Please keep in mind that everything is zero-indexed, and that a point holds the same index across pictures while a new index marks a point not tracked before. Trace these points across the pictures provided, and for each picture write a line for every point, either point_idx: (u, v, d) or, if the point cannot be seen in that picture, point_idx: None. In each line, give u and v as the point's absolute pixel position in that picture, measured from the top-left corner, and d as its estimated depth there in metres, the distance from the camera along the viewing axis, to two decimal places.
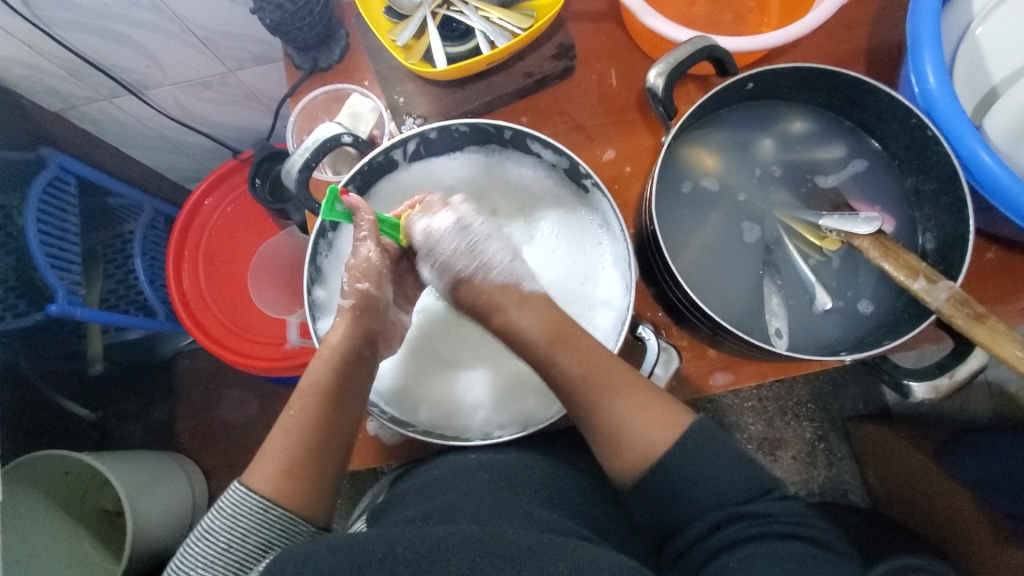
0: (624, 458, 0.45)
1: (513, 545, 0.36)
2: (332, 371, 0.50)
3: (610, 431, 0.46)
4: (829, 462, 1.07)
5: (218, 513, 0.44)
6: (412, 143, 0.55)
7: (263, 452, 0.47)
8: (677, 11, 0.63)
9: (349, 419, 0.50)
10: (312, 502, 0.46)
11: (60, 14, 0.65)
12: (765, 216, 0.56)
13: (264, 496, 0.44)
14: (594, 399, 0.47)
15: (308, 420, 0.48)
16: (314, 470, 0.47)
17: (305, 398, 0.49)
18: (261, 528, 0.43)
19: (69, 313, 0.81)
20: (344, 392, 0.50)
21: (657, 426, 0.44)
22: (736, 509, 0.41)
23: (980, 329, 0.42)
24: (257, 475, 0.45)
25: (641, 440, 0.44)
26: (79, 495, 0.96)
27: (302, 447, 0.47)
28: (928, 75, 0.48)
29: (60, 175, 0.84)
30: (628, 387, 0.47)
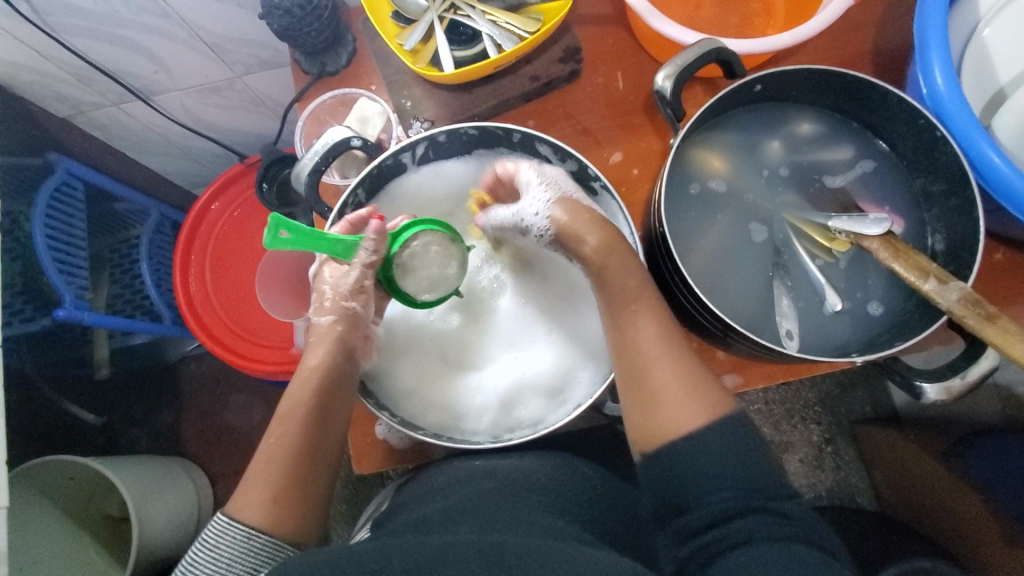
0: (649, 421, 0.45)
1: (516, 554, 0.36)
2: (309, 391, 0.51)
3: (651, 393, 0.45)
4: (837, 465, 1.07)
5: (202, 546, 0.45)
6: (421, 146, 0.55)
7: (245, 481, 0.47)
8: (684, 14, 0.64)
9: (334, 433, 0.51)
10: (300, 526, 0.47)
11: (69, 21, 0.66)
12: (773, 217, 0.56)
13: (249, 526, 0.45)
14: (652, 363, 0.46)
15: (290, 442, 0.48)
16: (301, 492, 0.47)
17: (287, 421, 0.49)
18: (246, 556, 0.44)
19: (76, 317, 0.81)
20: (326, 407, 0.51)
21: (696, 406, 0.44)
22: (756, 500, 0.40)
23: (992, 330, 0.42)
24: (241, 505, 0.46)
25: (670, 413, 0.44)
26: (84, 501, 0.96)
27: (285, 470, 0.47)
28: (935, 75, 0.48)
29: (67, 180, 0.84)
30: (684, 360, 0.46)
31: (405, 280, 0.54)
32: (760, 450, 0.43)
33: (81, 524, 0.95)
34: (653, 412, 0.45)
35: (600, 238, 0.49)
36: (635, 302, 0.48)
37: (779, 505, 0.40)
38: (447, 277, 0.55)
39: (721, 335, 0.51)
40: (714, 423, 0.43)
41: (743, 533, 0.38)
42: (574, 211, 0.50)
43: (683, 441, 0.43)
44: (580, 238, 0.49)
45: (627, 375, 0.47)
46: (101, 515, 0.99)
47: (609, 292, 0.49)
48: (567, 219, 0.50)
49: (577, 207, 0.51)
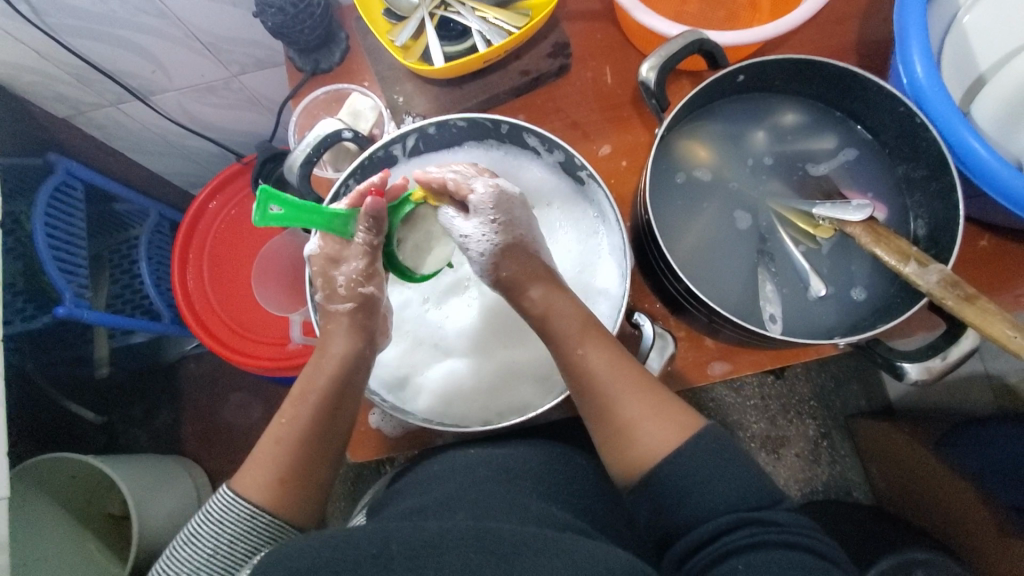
0: (623, 454, 0.46)
1: (512, 540, 0.36)
2: (331, 378, 0.51)
3: (618, 429, 0.46)
4: (833, 459, 1.07)
5: (208, 517, 0.47)
6: (411, 138, 0.56)
7: (253, 459, 0.49)
8: (670, 9, 0.65)
9: (345, 422, 0.52)
10: (300, 510, 0.48)
11: (68, 21, 0.67)
12: (758, 206, 0.57)
13: (254, 505, 0.46)
14: (612, 402, 0.47)
15: (300, 428, 0.49)
16: (304, 478, 0.48)
17: (299, 406, 0.50)
18: (247, 534, 0.46)
19: (76, 315, 0.82)
20: (342, 397, 0.51)
21: (671, 428, 0.45)
22: (743, 513, 0.40)
23: (970, 310, 0.43)
24: (248, 482, 0.47)
25: (641, 445, 0.45)
26: (85, 500, 0.98)
27: (292, 454, 0.48)
28: (916, 64, 0.49)
29: (67, 180, 0.85)
30: (643, 388, 0.47)
31: (406, 253, 0.56)
32: (745, 460, 0.43)
33: (82, 521, 0.96)
34: (630, 443, 0.45)
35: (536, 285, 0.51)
36: (580, 340, 0.49)
37: (773, 514, 0.39)
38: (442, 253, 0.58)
39: (706, 321, 0.52)
40: (689, 440, 0.44)
41: (739, 545, 0.38)
42: (513, 259, 0.52)
43: (663, 468, 0.43)
44: (524, 290, 0.52)
45: (593, 413, 0.48)
46: (102, 514, 1.00)
47: (553, 337, 0.50)
48: (503, 265, 0.52)
49: (522, 253, 0.52)
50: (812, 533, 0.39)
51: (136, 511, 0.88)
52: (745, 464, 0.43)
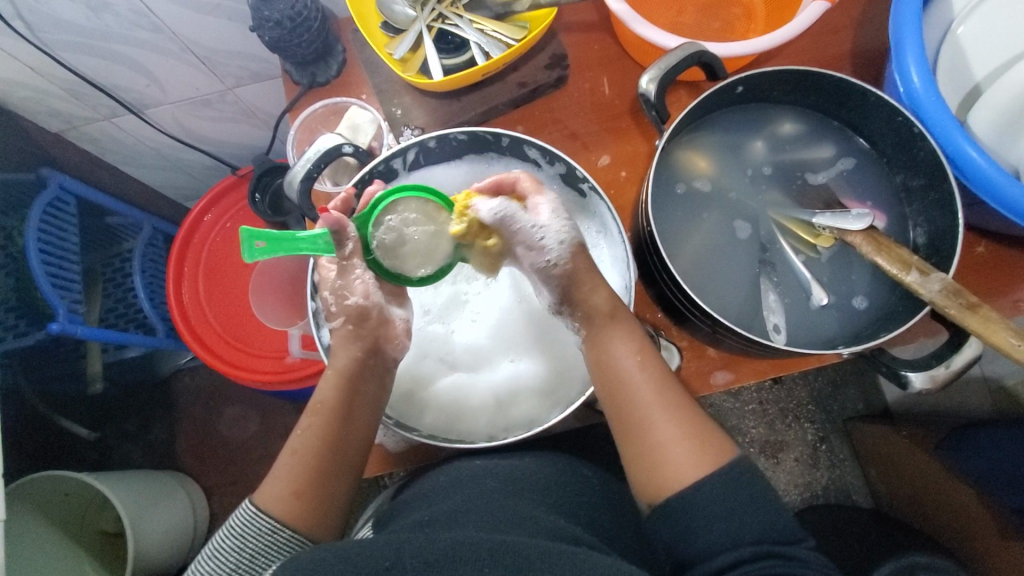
0: (652, 471, 0.45)
1: (528, 555, 0.36)
2: (337, 386, 0.52)
3: (653, 444, 0.46)
4: (832, 463, 1.07)
5: (230, 533, 0.46)
6: (411, 152, 0.56)
7: (272, 474, 0.48)
8: (667, 20, 0.65)
9: (357, 434, 0.51)
10: (320, 524, 0.47)
11: (62, 36, 0.66)
12: (759, 215, 0.57)
13: (275, 518, 0.46)
14: (653, 414, 0.47)
15: (314, 440, 0.49)
16: (320, 489, 0.48)
17: (312, 418, 0.51)
18: (268, 549, 0.45)
19: (70, 331, 0.81)
20: (352, 409, 0.51)
21: (699, 457, 0.44)
22: (764, 546, 0.40)
23: (973, 318, 0.43)
24: (268, 495, 0.47)
25: (675, 464, 0.45)
26: (78, 519, 0.95)
27: (308, 466, 0.48)
28: (912, 74, 0.50)
29: (60, 195, 0.84)
30: (684, 413, 0.47)
31: (395, 259, 0.52)
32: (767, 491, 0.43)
33: (76, 538, 0.94)
34: (657, 466, 0.45)
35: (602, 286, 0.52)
36: (637, 346, 0.50)
37: (791, 550, 0.40)
38: (437, 253, 0.52)
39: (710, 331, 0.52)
40: (716, 471, 0.43)
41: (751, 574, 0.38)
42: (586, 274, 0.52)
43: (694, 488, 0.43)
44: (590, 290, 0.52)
45: (625, 428, 0.48)
46: (96, 531, 0.98)
47: (596, 339, 0.51)
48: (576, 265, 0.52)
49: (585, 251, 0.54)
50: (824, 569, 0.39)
51: (131, 528, 0.86)
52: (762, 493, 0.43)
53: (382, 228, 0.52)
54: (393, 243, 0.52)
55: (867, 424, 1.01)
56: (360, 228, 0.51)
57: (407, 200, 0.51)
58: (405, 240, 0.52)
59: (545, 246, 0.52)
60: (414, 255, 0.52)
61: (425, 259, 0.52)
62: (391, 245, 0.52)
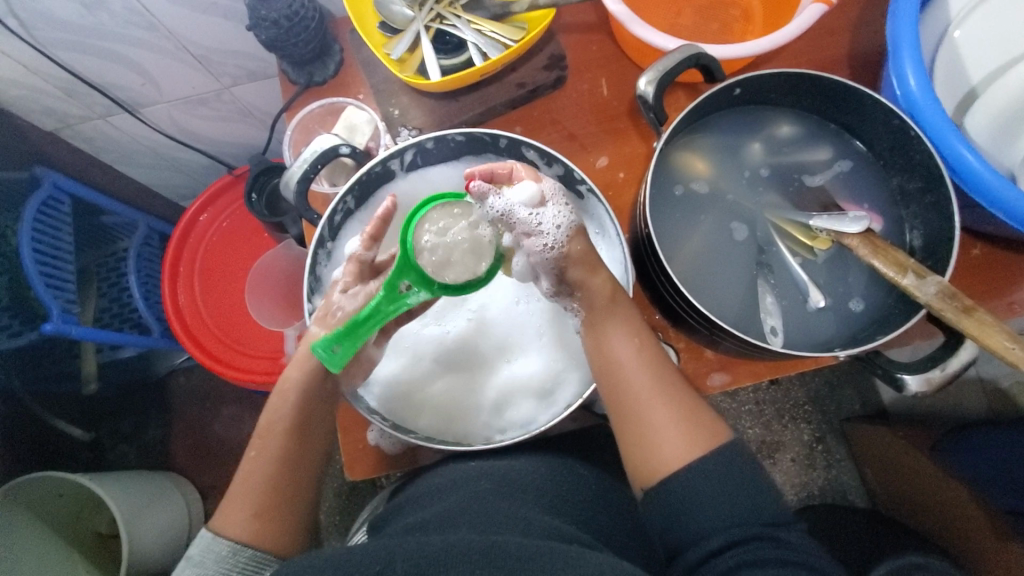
0: (644, 460, 0.46)
1: (523, 556, 0.36)
2: (289, 407, 0.51)
3: (646, 436, 0.46)
4: (828, 464, 1.08)
5: (190, 561, 0.45)
6: (409, 153, 0.56)
7: (229, 498, 0.48)
8: (665, 22, 0.65)
9: (311, 451, 0.51)
10: (283, 542, 0.48)
11: (56, 34, 0.66)
12: (756, 217, 0.57)
13: (236, 541, 0.46)
14: (646, 408, 0.47)
15: (270, 460, 0.49)
16: (280, 507, 0.48)
17: (267, 438, 0.50)
18: (233, 570, 0.45)
19: (64, 331, 0.80)
20: (305, 427, 0.51)
21: (696, 437, 0.45)
22: (757, 527, 0.40)
23: (969, 321, 0.43)
24: (226, 520, 0.47)
25: (665, 453, 0.45)
26: (74, 519, 0.95)
27: (265, 487, 0.48)
28: (908, 77, 0.50)
29: (54, 194, 0.84)
30: (678, 394, 0.48)
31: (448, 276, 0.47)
32: (756, 473, 0.44)
33: (70, 540, 0.93)
34: (656, 448, 0.45)
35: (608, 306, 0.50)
36: (632, 336, 0.49)
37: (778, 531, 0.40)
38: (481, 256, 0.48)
39: (707, 333, 0.52)
40: (712, 452, 0.44)
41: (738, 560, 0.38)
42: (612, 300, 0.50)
43: (681, 473, 0.43)
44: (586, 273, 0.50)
45: (621, 412, 0.48)
46: (91, 532, 0.97)
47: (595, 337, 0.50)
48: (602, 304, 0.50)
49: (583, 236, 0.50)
50: (817, 553, 0.40)
51: (126, 529, 0.86)
52: (751, 475, 0.43)
53: (423, 256, 0.47)
54: (434, 262, 0.47)
55: (863, 425, 1.02)
56: (410, 277, 0.47)
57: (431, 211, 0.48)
58: (443, 253, 0.47)
59: (543, 230, 0.48)
60: (475, 257, 0.48)
61: (470, 260, 0.48)
62: (439, 264, 0.47)
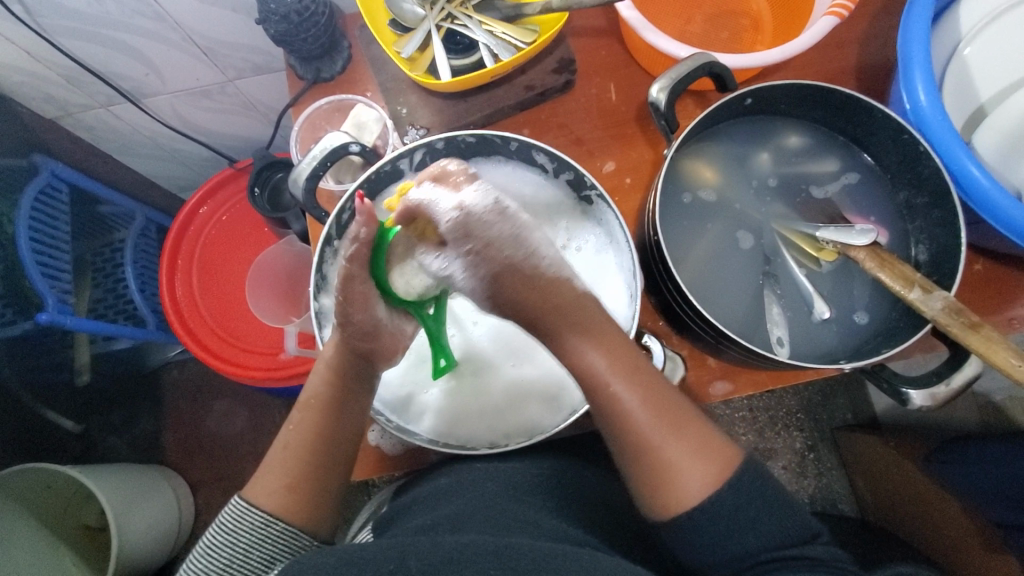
0: (654, 494, 0.43)
1: (531, 558, 0.35)
2: (329, 383, 0.50)
3: (656, 465, 0.43)
4: (819, 472, 1.08)
5: (221, 529, 0.46)
6: (418, 153, 0.55)
7: (264, 469, 0.49)
8: (675, 29, 0.65)
9: (351, 432, 0.51)
10: (313, 517, 0.48)
11: (61, 21, 0.65)
12: (763, 227, 0.57)
13: (268, 512, 0.46)
14: (653, 435, 0.44)
15: (308, 434, 0.49)
16: (314, 484, 0.48)
17: (305, 412, 0.50)
18: (264, 543, 0.46)
19: (59, 322, 0.79)
20: (347, 404, 0.51)
21: (709, 468, 0.42)
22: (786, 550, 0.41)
23: (975, 337, 0.44)
24: (260, 490, 0.47)
25: (682, 486, 0.42)
26: (62, 510, 0.93)
27: (301, 461, 0.48)
28: (919, 92, 0.50)
29: (52, 182, 0.83)
30: (686, 422, 0.45)
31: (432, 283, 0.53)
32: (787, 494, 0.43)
33: (57, 531, 0.92)
34: (665, 485, 0.43)
35: (514, 287, 0.49)
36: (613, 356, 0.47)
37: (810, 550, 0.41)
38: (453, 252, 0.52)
39: (713, 343, 0.52)
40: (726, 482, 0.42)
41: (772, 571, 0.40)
42: (509, 280, 0.49)
43: (705, 505, 0.41)
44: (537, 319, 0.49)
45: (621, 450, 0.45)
46: (78, 525, 0.95)
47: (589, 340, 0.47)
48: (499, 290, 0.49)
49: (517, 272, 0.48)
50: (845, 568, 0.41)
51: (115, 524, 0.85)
52: (783, 498, 0.43)
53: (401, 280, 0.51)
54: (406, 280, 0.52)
55: (857, 434, 1.02)
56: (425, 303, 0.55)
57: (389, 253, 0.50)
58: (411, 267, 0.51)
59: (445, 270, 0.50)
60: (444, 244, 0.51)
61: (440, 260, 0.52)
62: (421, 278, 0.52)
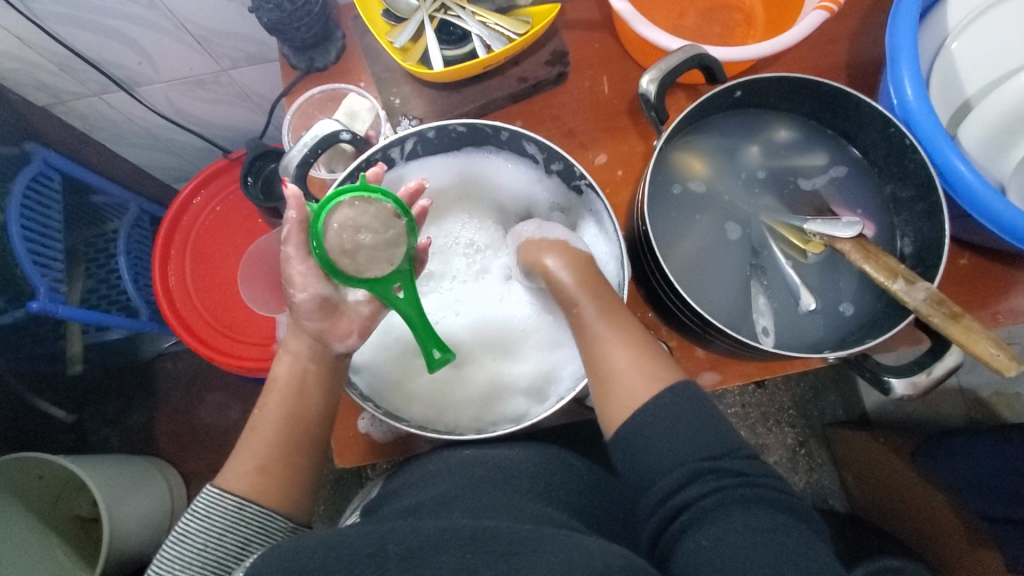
0: (610, 404, 0.45)
1: (513, 541, 0.36)
2: (294, 366, 0.52)
3: (614, 384, 0.46)
4: (810, 468, 1.09)
5: (192, 517, 0.45)
6: (410, 142, 0.56)
7: (234, 455, 0.49)
8: (668, 22, 0.65)
9: (319, 417, 0.52)
10: (286, 499, 0.48)
11: (54, 8, 0.65)
12: (751, 219, 0.58)
13: (240, 495, 0.47)
14: (615, 356, 0.46)
15: (275, 416, 0.50)
16: (286, 465, 0.49)
17: (271, 395, 0.51)
18: (237, 526, 0.46)
19: (51, 310, 0.79)
20: (313, 388, 0.52)
21: (661, 388, 0.44)
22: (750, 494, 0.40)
23: (956, 327, 0.44)
24: (230, 475, 0.48)
25: (632, 402, 0.44)
26: (52, 502, 0.93)
27: (271, 443, 0.49)
28: (905, 86, 0.51)
29: (44, 170, 0.83)
30: (649, 350, 0.47)
31: (394, 250, 0.50)
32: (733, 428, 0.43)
33: (47, 519, 0.92)
34: (617, 403, 0.45)
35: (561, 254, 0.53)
36: (599, 296, 0.49)
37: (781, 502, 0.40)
38: (394, 218, 0.50)
39: (699, 333, 0.53)
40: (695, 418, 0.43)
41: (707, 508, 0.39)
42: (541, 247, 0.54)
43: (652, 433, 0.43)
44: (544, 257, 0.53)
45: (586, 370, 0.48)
46: (70, 516, 0.96)
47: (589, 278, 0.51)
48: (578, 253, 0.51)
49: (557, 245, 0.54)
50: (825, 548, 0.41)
51: (106, 513, 0.85)
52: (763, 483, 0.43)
53: (352, 264, 0.50)
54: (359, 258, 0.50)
55: (846, 430, 1.03)
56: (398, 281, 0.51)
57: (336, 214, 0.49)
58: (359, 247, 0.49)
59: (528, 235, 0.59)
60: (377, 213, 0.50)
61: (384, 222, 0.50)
62: (375, 256, 0.50)
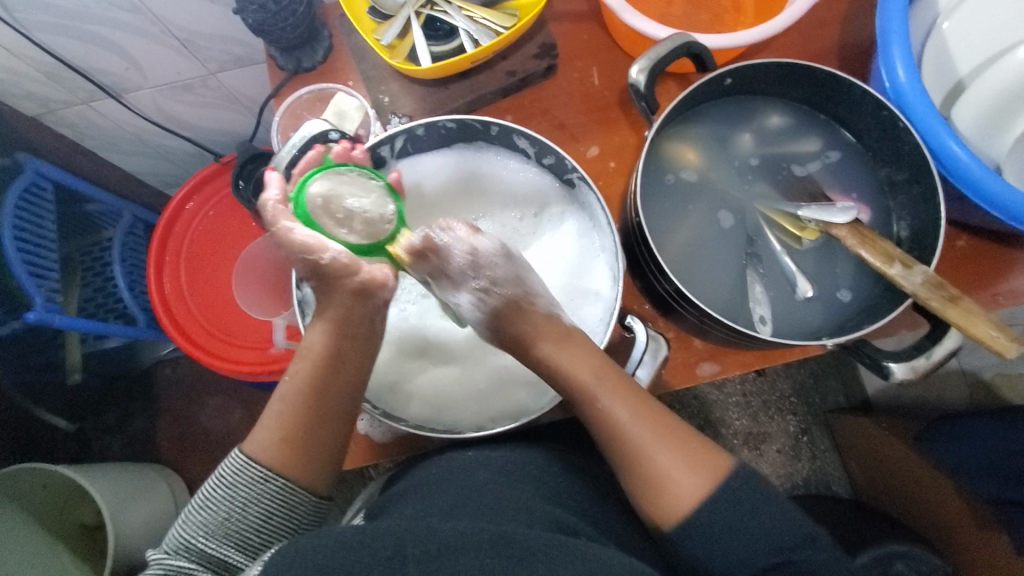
0: (649, 497, 0.45)
1: (528, 546, 0.35)
2: (326, 333, 0.49)
3: (652, 478, 0.44)
4: (814, 454, 1.09)
5: (219, 482, 0.46)
6: (399, 140, 0.55)
7: (260, 420, 0.48)
8: (656, 11, 0.65)
9: (347, 387, 0.49)
10: (310, 472, 0.47)
11: (39, 16, 0.64)
12: (746, 207, 0.58)
13: (266, 467, 0.46)
14: (650, 449, 0.45)
15: (302, 384, 0.48)
16: (310, 438, 0.47)
17: (299, 362, 0.49)
18: (261, 498, 0.46)
19: (47, 320, 0.79)
20: (343, 355, 0.49)
21: (701, 472, 0.44)
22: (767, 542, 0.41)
23: (954, 311, 0.44)
24: (257, 442, 0.47)
25: (677, 493, 0.43)
26: (58, 513, 0.93)
27: (296, 414, 0.47)
28: (898, 69, 0.50)
29: (37, 181, 0.82)
30: (678, 440, 0.46)
31: (386, 208, 0.50)
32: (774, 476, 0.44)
33: (55, 531, 0.92)
34: (659, 496, 0.44)
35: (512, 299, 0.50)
36: (612, 389, 0.47)
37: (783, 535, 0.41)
38: (369, 181, 0.50)
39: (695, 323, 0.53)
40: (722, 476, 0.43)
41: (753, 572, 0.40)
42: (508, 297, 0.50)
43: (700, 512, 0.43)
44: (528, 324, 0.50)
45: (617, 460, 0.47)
46: (76, 524, 0.96)
47: (565, 382, 0.48)
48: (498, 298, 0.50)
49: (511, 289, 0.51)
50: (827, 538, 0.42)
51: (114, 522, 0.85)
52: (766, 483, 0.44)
53: (352, 234, 0.49)
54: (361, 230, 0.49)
55: (848, 416, 1.02)
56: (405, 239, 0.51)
57: (313, 188, 0.49)
58: (353, 216, 0.49)
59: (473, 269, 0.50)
60: (359, 187, 0.50)
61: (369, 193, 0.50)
62: (370, 220, 0.49)
